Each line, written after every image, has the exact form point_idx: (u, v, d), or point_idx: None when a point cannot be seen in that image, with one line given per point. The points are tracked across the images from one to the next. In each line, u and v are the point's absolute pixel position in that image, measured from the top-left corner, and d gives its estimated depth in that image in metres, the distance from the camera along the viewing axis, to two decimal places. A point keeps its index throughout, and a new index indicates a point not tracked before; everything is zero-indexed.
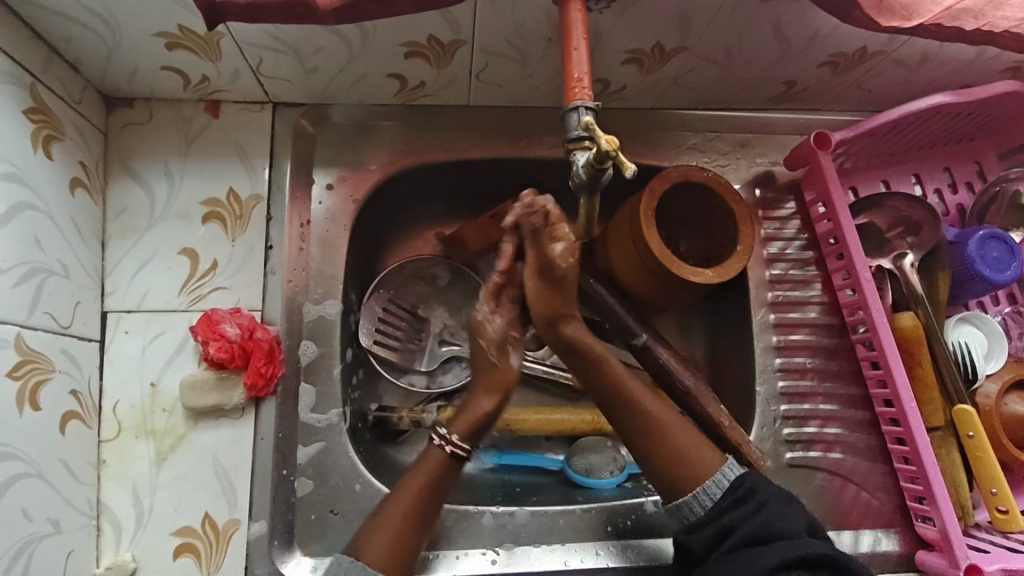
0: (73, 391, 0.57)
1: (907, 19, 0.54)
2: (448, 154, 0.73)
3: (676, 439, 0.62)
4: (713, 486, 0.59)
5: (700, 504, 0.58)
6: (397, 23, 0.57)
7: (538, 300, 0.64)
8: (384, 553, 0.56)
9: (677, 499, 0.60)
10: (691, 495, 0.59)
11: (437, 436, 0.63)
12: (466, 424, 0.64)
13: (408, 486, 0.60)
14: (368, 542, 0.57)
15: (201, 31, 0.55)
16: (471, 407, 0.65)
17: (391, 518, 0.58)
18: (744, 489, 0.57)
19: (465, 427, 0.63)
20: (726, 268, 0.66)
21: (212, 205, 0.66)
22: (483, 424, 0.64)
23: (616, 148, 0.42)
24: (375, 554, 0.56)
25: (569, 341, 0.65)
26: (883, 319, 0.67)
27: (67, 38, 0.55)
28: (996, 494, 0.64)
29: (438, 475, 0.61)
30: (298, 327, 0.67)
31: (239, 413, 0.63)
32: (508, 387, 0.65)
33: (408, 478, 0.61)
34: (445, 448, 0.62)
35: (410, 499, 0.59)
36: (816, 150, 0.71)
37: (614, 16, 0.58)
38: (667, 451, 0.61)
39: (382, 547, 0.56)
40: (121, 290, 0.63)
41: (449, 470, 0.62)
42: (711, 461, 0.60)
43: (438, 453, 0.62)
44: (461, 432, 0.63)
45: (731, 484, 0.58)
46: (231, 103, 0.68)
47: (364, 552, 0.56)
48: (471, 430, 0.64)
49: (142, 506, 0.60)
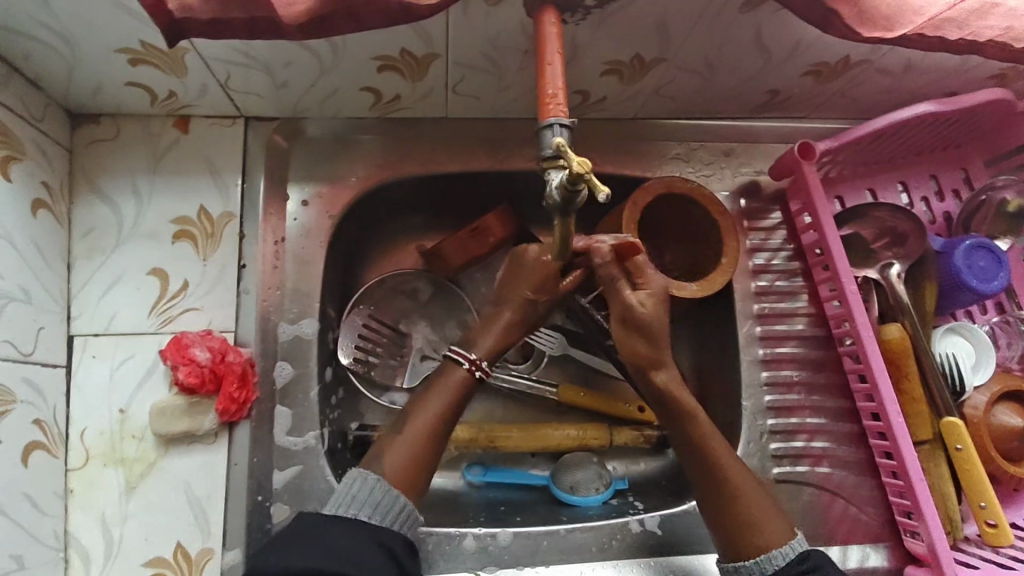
0: (37, 420, 0.56)
1: (889, 29, 0.53)
2: (426, 167, 0.71)
3: (749, 507, 0.58)
4: (778, 556, 0.56)
5: (760, 571, 0.56)
6: (368, 37, 0.55)
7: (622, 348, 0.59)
8: (403, 469, 0.56)
9: (737, 562, 0.57)
10: (753, 560, 0.56)
11: (466, 360, 0.61)
12: (491, 348, 0.63)
13: (428, 404, 0.60)
14: (388, 456, 0.57)
15: (162, 46, 0.54)
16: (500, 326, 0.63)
17: (411, 435, 0.58)
18: (808, 565, 0.55)
19: (489, 348, 0.63)
20: (710, 281, 0.66)
21: (182, 223, 0.64)
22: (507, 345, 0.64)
23: (588, 171, 0.41)
24: (396, 468, 0.56)
25: (659, 391, 0.60)
26: (870, 334, 0.66)
27: (24, 55, 0.53)
28: (985, 508, 0.63)
29: (457, 397, 0.61)
30: (273, 348, 0.65)
31: (212, 437, 0.61)
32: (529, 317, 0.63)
33: (426, 395, 0.60)
34: (476, 373, 0.62)
35: (431, 416, 0.59)
36: (800, 161, 0.69)
37: (590, 27, 0.56)
38: (734, 519, 0.58)
39: (402, 462, 0.57)
40: (88, 313, 0.61)
41: (467, 391, 0.61)
42: (780, 530, 0.57)
43: (463, 373, 0.61)
44: (489, 357, 0.63)
45: (795, 558, 0.56)
46: (200, 117, 0.66)
47: (386, 467, 0.56)
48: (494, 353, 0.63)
49: (112, 537, 0.58)
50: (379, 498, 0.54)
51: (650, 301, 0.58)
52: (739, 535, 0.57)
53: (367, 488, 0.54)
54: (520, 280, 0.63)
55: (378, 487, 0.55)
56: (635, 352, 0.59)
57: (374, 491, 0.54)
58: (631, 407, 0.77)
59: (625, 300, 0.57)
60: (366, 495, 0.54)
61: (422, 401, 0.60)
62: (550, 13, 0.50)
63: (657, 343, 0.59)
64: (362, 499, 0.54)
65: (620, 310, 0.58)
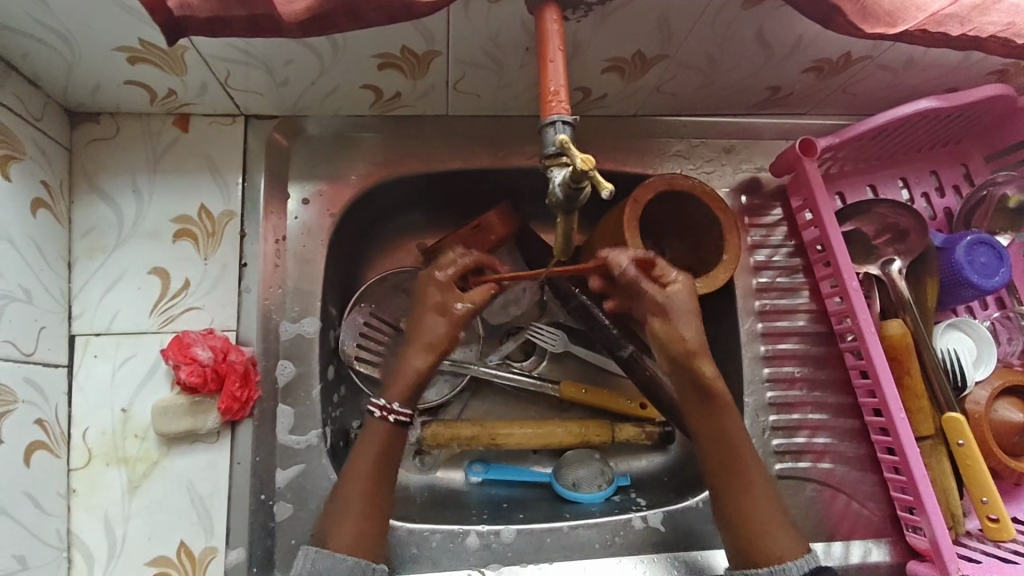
0: (39, 420, 0.56)
1: (891, 25, 0.53)
2: (427, 165, 0.71)
3: (761, 514, 0.58)
4: (794, 567, 0.55)
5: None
6: (368, 35, 0.55)
7: (669, 339, 0.58)
8: (353, 536, 0.56)
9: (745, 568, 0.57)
10: (767, 569, 0.56)
11: (378, 410, 0.60)
12: (402, 391, 0.60)
13: (358, 469, 0.58)
14: (333, 528, 0.56)
15: (163, 45, 0.53)
16: (411, 369, 0.61)
17: (351, 501, 0.57)
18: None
19: (403, 392, 0.60)
20: (712, 279, 0.65)
21: (183, 222, 0.64)
22: (421, 384, 0.61)
23: (592, 168, 0.41)
24: (344, 537, 0.55)
25: (701, 383, 0.59)
26: (871, 330, 0.66)
27: (23, 53, 0.53)
28: (986, 503, 0.63)
29: (385, 451, 0.59)
30: (275, 347, 0.65)
31: (215, 437, 0.61)
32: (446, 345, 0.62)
33: (354, 456, 0.59)
34: (388, 419, 0.60)
35: (365, 479, 0.58)
36: (802, 157, 0.69)
37: (592, 24, 0.56)
38: (740, 526, 0.58)
39: (351, 530, 0.56)
40: (89, 313, 0.61)
41: (396, 439, 0.60)
42: (793, 546, 0.56)
43: (381, 426, 0.60)
44: (401, 398, 0.60)
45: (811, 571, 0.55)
46: (200, 116, 0.66)
47: (332, 539, 0.55)
48: (408, 394, 0.61)
49: (115, 537, 0.58)
50: (322, 567, 0.54)
51: (682, 291, 0.59)
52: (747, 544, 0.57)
53: (307, 562, 0.54)
54: (420, 307, 0.63)
55: (322, 557, 0.54)
56: (687, 341, 0.58)
57: (316, 562, 0.54)
58: (633, 404, 0.77)
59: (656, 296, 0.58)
60: (308, 569, 0.54)
61: (351, 467, 0.59)
62: (551, 9, 0.50)
63: (696, 329, 0.59)
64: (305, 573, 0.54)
65: (656, 305, 0.58)
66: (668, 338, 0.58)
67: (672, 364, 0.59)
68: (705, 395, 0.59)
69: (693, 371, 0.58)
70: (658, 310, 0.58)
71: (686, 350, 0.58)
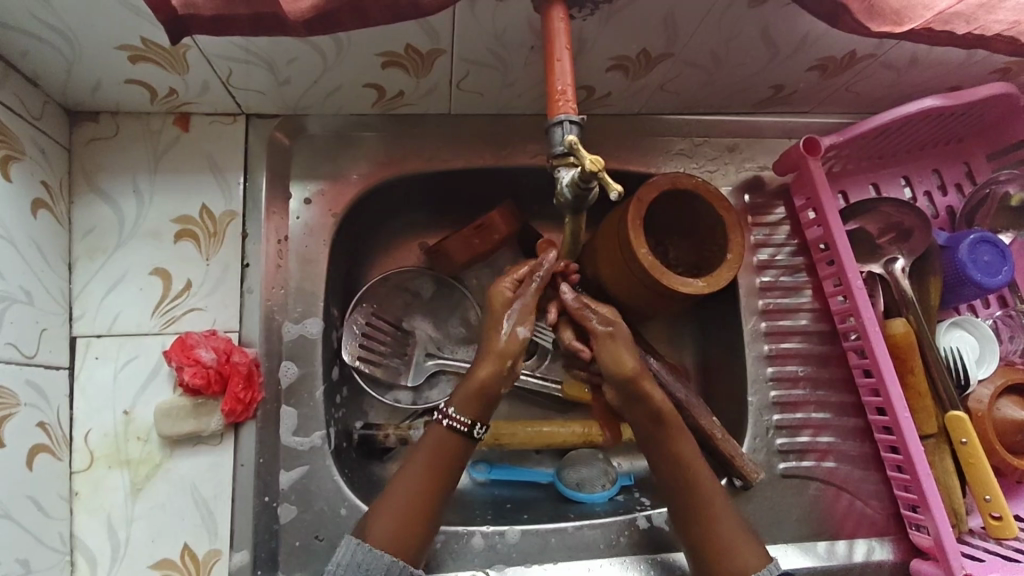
0: (41, 423, 0.55)
1: (898, 24, 0.53)
2: (430, 165, 0.71)
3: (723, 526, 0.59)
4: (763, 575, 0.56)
5: None
6: (372, 34, 0.55)
7: (614, 367, 0.59)
8: (396, 536, 0.55)
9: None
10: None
11: (437, 413, 0.60)
12: (464, 398, 0.59)
13: (411, 471, 0.58)
14: (378, 521, 0.56)
15: (164, 43, 0.53)
16: (477, 379, 0.58)
17: (397, 502, 0.57)
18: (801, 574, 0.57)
19: (464, 399, 0.59)
20: (717, 276, 0.63)
21: (185, 222, 0.63)
22: (486, 396, 0.59)
23: (602, 169, 0.41)
24: (385, 531, 0.55)
25: (659, 412, 0.60)
26: (875, 328, 0.66)
27: (22, 52, 0.53)
28: (989, 501, 0.63)
29: (440, 453, 0.59)
30: (277, 347, 0.65)
31: (218, 439, 0.61)
32: (514, 353, 0.59)
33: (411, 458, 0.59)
34: (442, 422, 0.59)
35: (415, 483, 0.57)
36: (806, 156, 0.69)
37: (598, 23, 0.56)
38: (708, 541, 0.58)
39: (390, 528, 0.55)
40: (90, 314, 0.61)
41: (452, 442, 0.59)
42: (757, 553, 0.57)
43: (439, 429, 0.59)
44: (461, 406, 0.59)
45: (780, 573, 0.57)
46: (201, 115, 0.65)
47: (374, 531, 0.55)
48: (468, 404, 0.59)
49: (118, 540, 0.58)
50: (362, 560, 0.54)
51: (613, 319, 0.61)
52: (714, 562, 0.58)
53: (349, 552, 0.54)
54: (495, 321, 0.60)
55: (362, 549, 0.54)
56: (627, 365, 0.59)
57: (356, 554, 0.54)
58: None
59: (599, 328, 0.60)
60: (349, 560, 0.54)
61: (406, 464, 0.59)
62: (558, 7, 0.49)
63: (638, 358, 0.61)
64: (345, 563, 0.54)
65: (602, 334, 0.60)
66: (610, 364, 0.60)
67: (626, 399, 0.60)
68: (662, 424, 0.60)
69: (648, 402, 0.60)
70: (601, 339, 0.60)
71: (629, 374, 0.59)
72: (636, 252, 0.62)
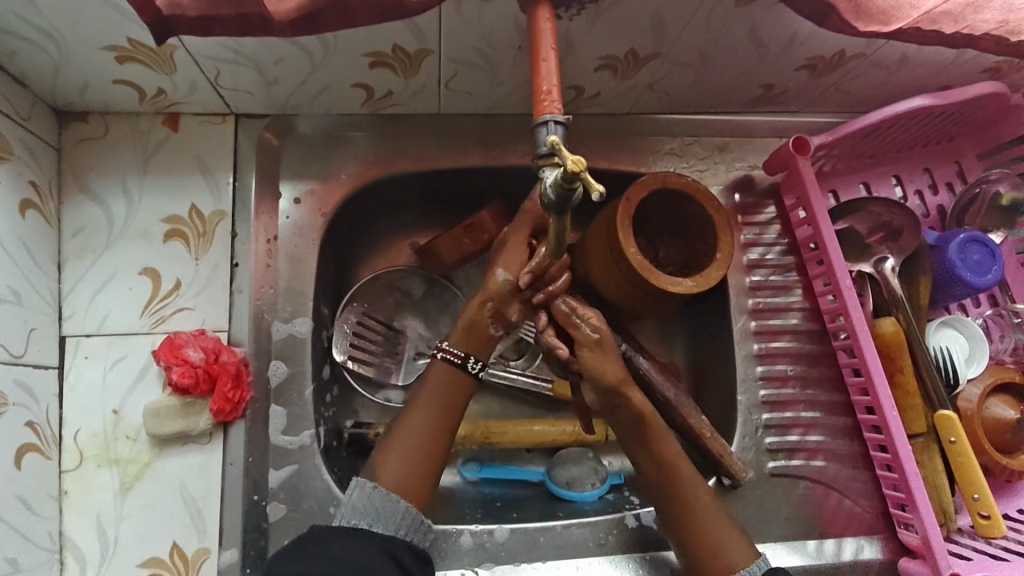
0: (30, 423, 0.55)
1: (885, 23, 0.53)
2: (420, 164, 0.71)
3: (713, 524, 0.59)
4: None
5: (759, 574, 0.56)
6: (359, 34, 0.55)
7: (598, 374, 0.60)
8: (407, 478, 0.57)
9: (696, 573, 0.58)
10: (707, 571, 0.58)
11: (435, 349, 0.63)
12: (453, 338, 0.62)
13: (412, 414, 0.60)
14: (386, 466, 0.57)
15: (151, 44, 0.53)
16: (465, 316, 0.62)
17: (408, 440, 0.58)
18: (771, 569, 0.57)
19: (456, 334, 0.62)
20: (706, 276, 0.63)
21: (174, 222, 0.63)
22: (476, 330, 0.62)
23: (583, 170, 0.40)
24: (394, 477, 0.56)
25: (639, 414, 0.61)
26: (864, 328, 0.66)
27: (10, 53, 0.53)
28: (978, 500, 0.63)
29: (439, 391, 0.61)
30: (267, 346, 0.65)
31: (207, 438, 0.61)
32: (498, 293, 0.61)
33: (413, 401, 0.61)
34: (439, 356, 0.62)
35: (420, 425, 0.59)
36: (795, 155, 0.69)
37: (584, 24, 0.56)
38: (699, 538, 0.59)
39: (401, 467, 0.57)
40: (80, 314, 0.61)
41: (454, 379, 0.61)
42: (743, 548, 0.58)
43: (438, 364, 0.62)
44: (451, 341, 0.62)
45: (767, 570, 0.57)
46: (190, 115, 0.65)
47: (382, 475, 0.56)
48: (459, 340, 0.62)
49: (107, 539, 0.58)
50: (380, 505, 0.55)
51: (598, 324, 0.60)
52: (703, 559, 0.58)
53: (365, 496, 0.55)
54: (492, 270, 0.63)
55: (378, 493, 0.55)
56: (611, 374, 0.60)
57: (373, 498, 0.55)
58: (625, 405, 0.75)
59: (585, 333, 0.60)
60: (364, 503, 0.55)
61: (413, 405, 0.61)
62: (543, 7, 0.49)
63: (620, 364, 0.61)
64: (362, 509, 0.55)
65: (589, 339, 0.60)
66: (596, 371, 0.60)
67: (605, 402, 0.61)
68: (643, 425, 0.61)
69: (627, 405, 0.61)
70: (587, 345, 0.60)
71: (612, 381, 0.60)
72: (625, 252, 0.62)
